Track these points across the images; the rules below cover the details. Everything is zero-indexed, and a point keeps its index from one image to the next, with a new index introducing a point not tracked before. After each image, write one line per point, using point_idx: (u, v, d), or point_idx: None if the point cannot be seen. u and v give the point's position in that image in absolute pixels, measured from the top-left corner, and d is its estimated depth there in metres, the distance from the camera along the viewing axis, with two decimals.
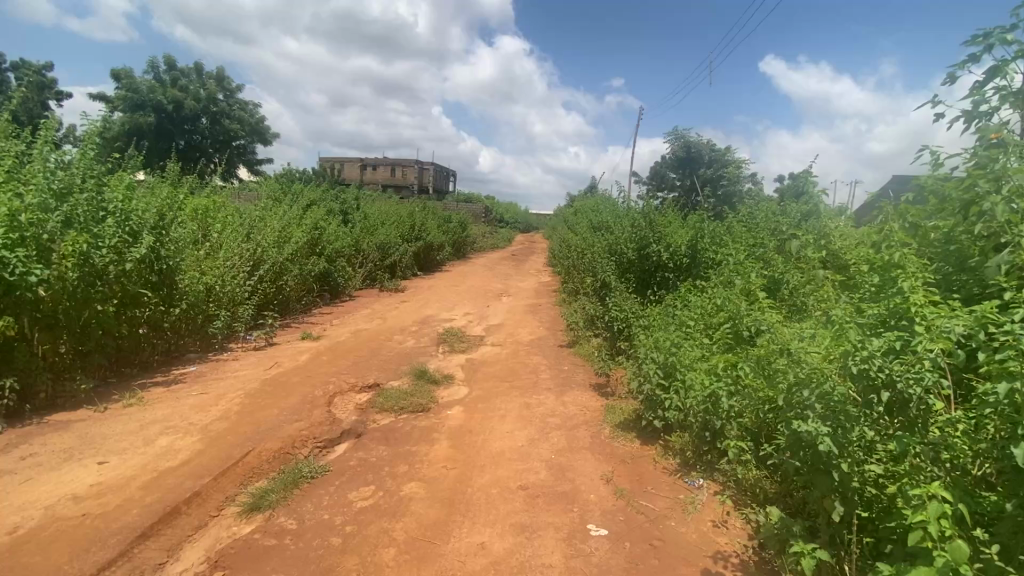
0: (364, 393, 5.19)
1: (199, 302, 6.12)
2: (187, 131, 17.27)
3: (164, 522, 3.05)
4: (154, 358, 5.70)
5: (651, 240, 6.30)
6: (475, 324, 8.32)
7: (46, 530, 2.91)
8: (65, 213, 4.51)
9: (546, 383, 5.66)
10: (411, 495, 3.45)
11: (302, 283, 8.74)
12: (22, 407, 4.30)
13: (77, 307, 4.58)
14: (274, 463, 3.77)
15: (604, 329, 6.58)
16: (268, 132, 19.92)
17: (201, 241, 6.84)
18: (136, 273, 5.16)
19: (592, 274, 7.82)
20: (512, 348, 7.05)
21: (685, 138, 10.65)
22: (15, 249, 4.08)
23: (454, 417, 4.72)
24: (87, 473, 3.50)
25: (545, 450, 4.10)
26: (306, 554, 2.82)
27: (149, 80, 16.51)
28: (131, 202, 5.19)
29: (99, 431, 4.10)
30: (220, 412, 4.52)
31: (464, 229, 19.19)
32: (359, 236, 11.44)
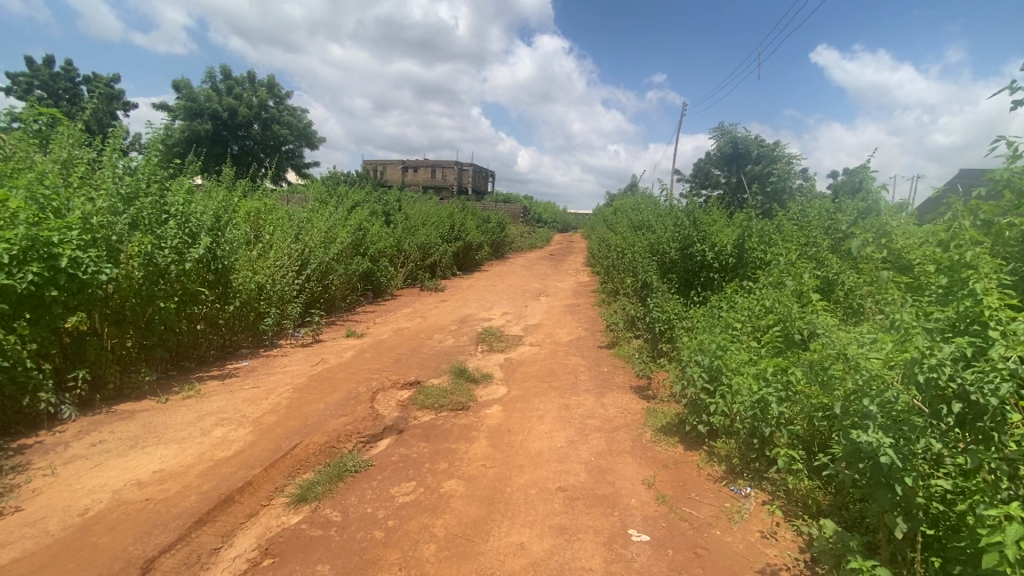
0: (405, 390, 5.29)
1: (251, 300, 6.39)
2: (240, 137, 18.14)
3: (219, 509, 3.20)
4: (210, 352, 6.01)
5: (694, 239, 6.13)
6: (513, 324, 8.33)
7: (114, 512, 3.11)
8: (131, 216, 4.83)
9: (585, 384, 5.61)
10: (452, 492, 3.48)
11: (346, 282, 9.00)
12: (93, 396, 4.62)
13: (142, 304, 4.90)
14: (320, 456, 3.90)
15: (645, 330, 6.45)
16: (315, 137, 20.63)
17: (253, 241, 7.14)
18: (194, 273, 5.46)
19: (633, 274, 7.68)
20: (551, 348, 7.01)
21: (732, 134, 10.32)
22: (88, 250, 4.35)
23: (493, 416, 4.73)
24: (149, 460, 3.72)
25: (584, 452, 4.06)
26: (350, 547, 2.89)
27: (206, 89, 17.42)
28: (190, 206, 5.50)
29: (160, 421, 4.36)
30: (270, 406, 4.72)
31: (502, 229, 19.27)
32: (401, 236, 11.69)
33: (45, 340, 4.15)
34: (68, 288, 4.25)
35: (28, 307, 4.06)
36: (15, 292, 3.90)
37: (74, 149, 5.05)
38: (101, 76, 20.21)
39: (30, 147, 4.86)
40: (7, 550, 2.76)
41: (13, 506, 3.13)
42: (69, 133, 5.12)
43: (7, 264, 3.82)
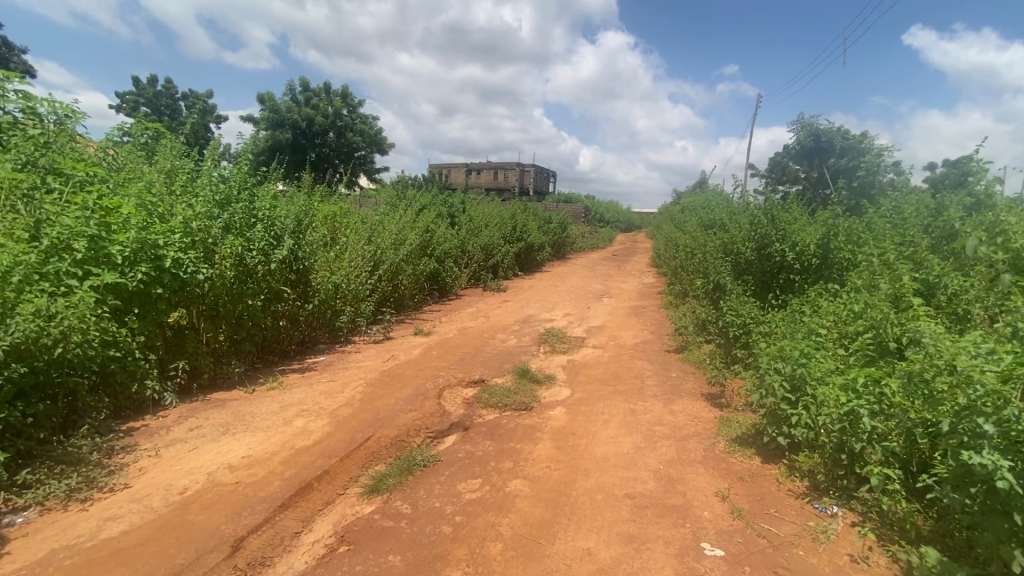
0: (471, 388, 5.39)
1: (329, 299, 6.77)
2: (317, 145, 19.28)
3: (300, 496, 3.41)
4: (291, 347, 6.42)
5: (773, 238, 5.78)
6: (577, 325, 8.25)
7: (209, 493, 3.40)
8: (225, 220, 5.27)
9: (652, 389, 5.44)
10: (517, 492, 3.49)
11: (414, 282, 9.30)
12: (191, 385, 5.05)
13: (233, 301, 5.32)
14: (391, 449, 4.05)
15: (718, 335, 6.16)
16: (385, 142, 21.51)
17: (331, 243, 7.53)
18: (279, 273, 5.87)
19: (704, 275, 7.37)
20: (615, 351, 6.87)
21: (814, 126, 9.65)
22: (188, 252, 4.80)
23: (557, 418, 4.71)
24: (238, 446, 4.02)
25: (652, 459, 3.94)
26: (419, 539, 2.98)
27: (288, 101, 18.67)
28: (275, 210, 5.91)
29: (248, 410, 4.71)
30: (346, 399, 4.96)
31: (564, 230, 19.18)
32: (466, 237, 11.93)
33: (151, 333, 4.61)
34: (170, 286, 4.69)
35: (137, 303, 4.52)
36: (126, 289, 4.36)
37: (177, 160, 5.55)
38: (199, 92, 22.16)
39: (138, 159, 5.40)
40: (119, 523, 3.08)
41: (124, 482, 3.50)
42: (170, 145, 5.64)
43: (121, 264, 4.29)
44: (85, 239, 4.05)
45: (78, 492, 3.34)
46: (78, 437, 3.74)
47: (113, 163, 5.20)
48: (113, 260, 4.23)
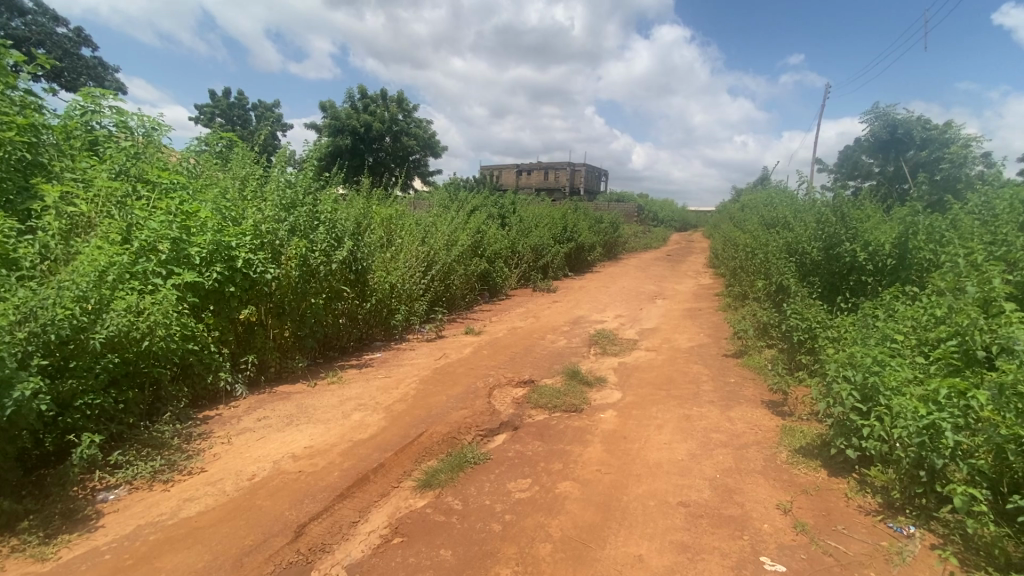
0: (521, 388, 5.41)
1: (385, 298, 7.02)
2: (375, 149, 20.00)
3: (358, 487, 3.55)
4: (350, 344, 6.70)
5: (843, 237, 5.41)
6: (628, 327, 8.09)
7: (275, 480, 3.61)
8: (291, 223, 5.58)
9: (708, 395, 5.25)
10: (567, 494, 3.47)
11: (465, 282, 9.46)
12: (259, 377, 5.38)
13: (298, 300, 5.62)
14: (443, 445, 4.15)
15: (780, 339, 5.86)
16: (439, 145, 22.00)
17: (387, 244, 7.79)
18: (339, 273, 6.16)
19: (765, 276, 7.03)
20: (669, 355, 6.68)
21: (890, 116, 8.99)
22: (258, 253, 5.13)
23: (608, 421, 4.64)
24: (301, 436, 4.25)
25: (708, 467, 3.81)
26: (470, 535, 3.03)
27: (347, 108, 19.50)
28: (336, 213, 6.19)
29: (311, 402, 4.96)
30: (400, 395, 5.13)
31: (615, 230, 18.86)
32: (516, 237, 12.00)
33: (224, 329, 4.95)
34: (241, 285, 5.04)
35: (212, 301, 4.87)
36: (203, 288, 4.71)
37: (248, 166, 5.92)
38: (266, 102, 23.60)
39: (214, 167, 5.82)
40: (196, 504, 3.34)
41: (200, 467, 3.78)
42: (242, 153, 6.04)
43: (199, 264, 4.64)
44: (169, 241, 4.41)
45: (161, 474, 3.64)
46: (161, 423, 4.08)
47: (192, 171, 5.64)
48: (192, 261, 4.58)
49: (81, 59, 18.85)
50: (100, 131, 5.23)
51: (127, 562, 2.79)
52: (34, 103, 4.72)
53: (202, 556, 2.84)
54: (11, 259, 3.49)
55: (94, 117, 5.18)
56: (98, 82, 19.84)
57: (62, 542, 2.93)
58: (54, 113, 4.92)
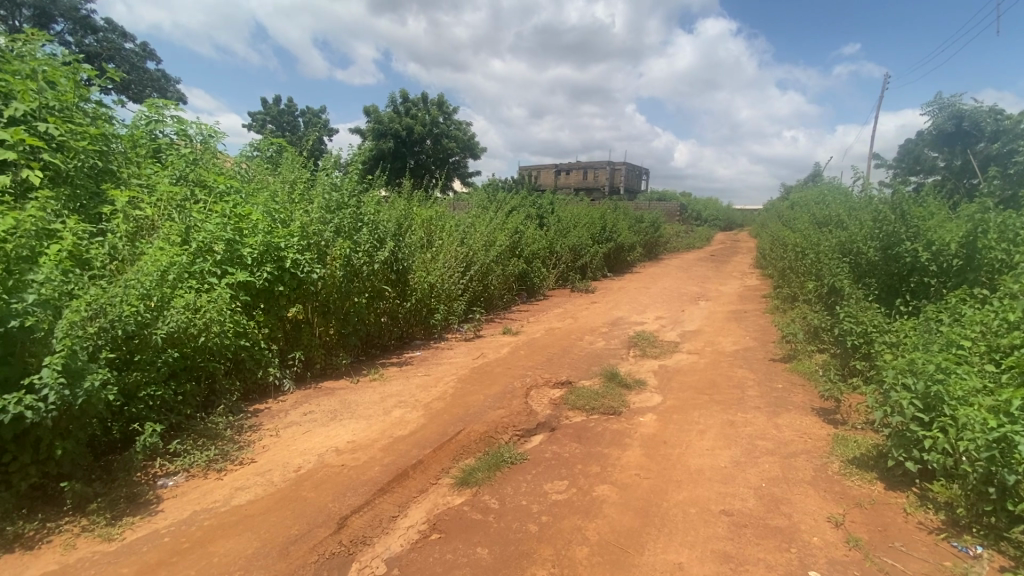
0: (558, 389, 5.38)
1: (425, 297, 7.14)
2: (416, 152, 20.40)
3: (398, 482, 3.63)
4: (391, 342, 6.86)
5: (903, 237, 5.14)
6: (669, 329, 7.90)
7: (320, 472, 3.75)
8: (336, 224, 5.76)
9: (754, 400, 5.06)
10: (604, 497, 3.43)
11: (503, 282, 9.52)
12: (305, 373, 5.59)
13: (342, 299, 5.81)
14: (480, 444, 4.18)
15: (833, 344, 5.58)
16: (478, 147, 22.20)
17: (427, 244, 7.91)
18: (381, 273, 6.32)
19: (817, 277, 6.71)
20: (712, 358, 6.48)
21: (957, 107, 8.44)
22: (306, 253, 5.33)
23: (647, 425, 4.54)
24: (344, 431, 4.38)
25: (753, 476, 3.67)
26: (507, 535, 3.04)
27: (390, 112, 19.98)
28: (379, 215, 6.36)
29: (354, 398, 5.11)
30: (439, 393, 5.21)
31: (656, 230, 18.47)
32: (554, 238, 11.97)
33: (273, 326, 5.18)
34: (290, 284, 5.25)
35: (263, 299, 5.10)
36: (254, 286, 4.94)
37: (296, 170, 6.16)
38: (313, 108, 24.47)
39: (265, 171, 6.09)
40: (247, 492, 3.50)
41: (251, 458, 3.96)
42: (292, 158, 6.29)
43: (251, 264, 4.88)
44: (224, 243, 4.67)
45: (215, 463, 3.84)
46: (216, 415, 4.30)
47: (245, 175, 5.93)
48: (244, 261, 4.82)
49: (146, 72, 20.15)
50: (163, 139, 5.58)
51: (184, 546, 2.96)
52: (105, 115, 5.10)
53: (251, 543, 2.98)
54: (85, 259, 3.78)
55: (158, 126, 5.54)
56: (161, 93, 21.13)
57: (127, 523, 3.13)
58: (123, 123, 5.29)
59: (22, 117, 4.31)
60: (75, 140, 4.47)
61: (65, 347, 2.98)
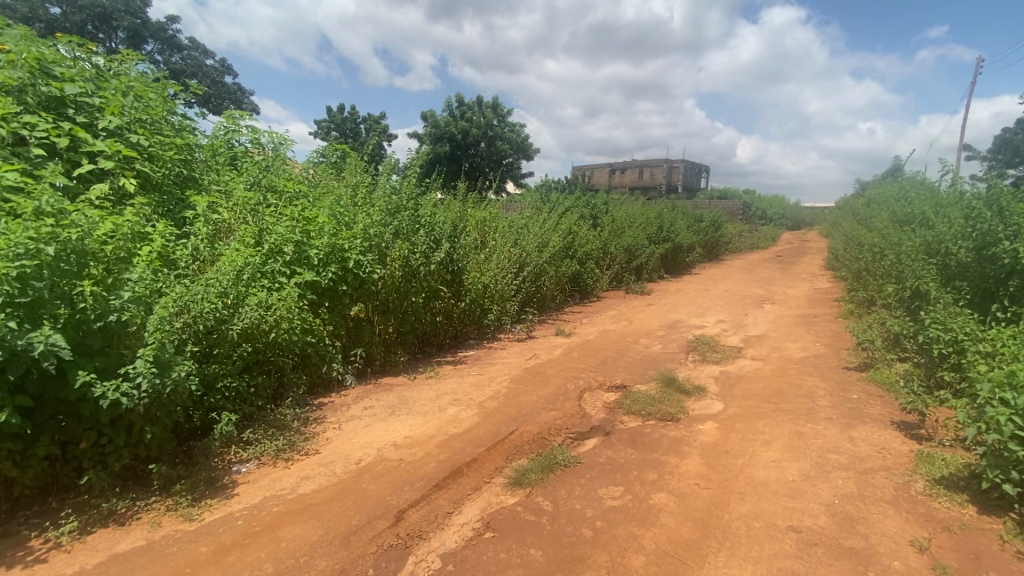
0: (612, 392, 5.28)
1: (479, 298, 7.23)
2: (471, 155, 20.72)
3: (452, 479, 3.69)
4: (446, 340, 7.00)
5: (1001, 236, 4.65)
6: (731, 334, 7.56)
7: (379, 465, 3.88)
8: (395, 227, 5.95)
9: (825, 411, 4.74)
10: (661, 506, 3.33)
11: (556, 283, 9.48)
12: (366, 369, 5.81)
13: (401, 298, 5.98)
14: (533, 445, 4.18)
15: (917, 352, 5.14)
16: (532, 148, 22.24)
17: (481, 245, 8.00)
18: (438, 274, 6.46)
19: (899, 280, 6.21)
20: (779, 365, 6.14)
21: None
22: (367, 255, 5.54)
23: (708, 433, 4.36)
24: (402, 427, 4.51)
25: (824, 491, 3.44)
26: (561, 538, 3.01)
27: (446, 116, 20.41)
28: (435, 217, 6.52)
29: (411, 395, 5.26)
30: (492, 392, 5.25)
31: (717, 229, 17.75)
32: (608, 238, 11.79)
33: (337, 324, 5.42)
34: (353, 284, 5.47)
35: (328, 298, 5.36)
36: (320, 286, 5.19)
37: (359, 174, 6.41)
38: (373, 115, 25.40)
39: (330, 176, 6.39)
40: (312, 482, 3.68)
41: (315, 449, 4.16)
42: (354, 163, 6.56)
43: (317, 265, 5.13)
44: (293, 245, 4.94)
45: (283, 452, 4.06)
46: (285, 407, 4.56)
47: (311, 180, 6.25)
48: (311, 262, 5.08)
49: (225, 86, 21.74)
50: (239, 147, 5.98)
51: (256, 529, 3.15)
52: (189, 126, 5.53)
53: (316, 531, 3.12)
54: (171, 259, 4.10)
55: (235, 135, 5.95)
56: (237, 105, 22.71)
57: (205, 505, 3.37)
58: (204, 134, 5.72)
59: (118, 130, 4.74)
60: (163, 150, 4.91)
61: (156, 339, 3.26)
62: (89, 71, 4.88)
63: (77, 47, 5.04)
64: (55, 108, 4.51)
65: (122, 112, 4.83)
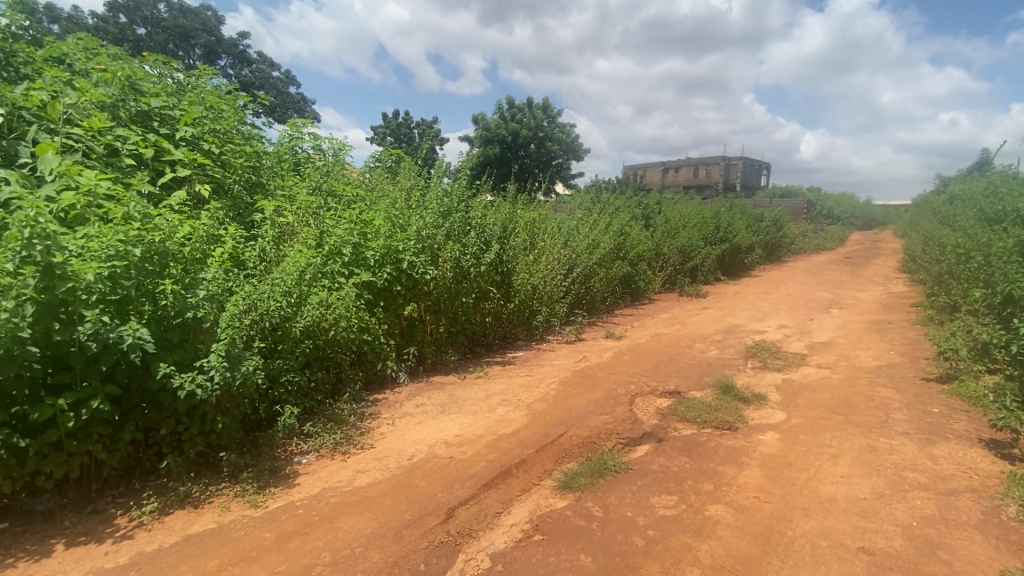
0: (665, 398, 5.13)
1: (528, 299, 7.24)
2: (520, 157, 20.79)
3: (501, 479, 3.71)
4: (495, 341, 7.05)
5: None
6: (795, 340, 7.16)
7: (430, 462, 3.96)
8: (447, 229, 6.07)
9: (901, 425, 4.40)
10: (718, 518, 3.19)
11: (607, 285, 9.34)
12: (418, 367, 5.94)
13: (452, 299, 6.09)
14: (583, 449, 4.13)
15: (1010, 364, 4.67)
16: (581, 149, 22.09)
17: (531, 247, 8.01)
18: (488, 275, 6.52)
19: (988, 285, 5.67)
20: (847, 374, 5.76)
21: None
22: (420, 256, 5.68)
23: (769, 444, 4.15)
24: (452, 425, 4.59)
25: (900, 511, 3.19)
26: (612, 545, 2.95)
27: (496, 119, 20.59)
28: (485, 219, 6.59)
29: (461, 394, 5.33)
30: (541, 394, 5.24)
31: (779, 230, 16.90)
32: (660, 239, 11.50)
33: (391, 323, 5.59)
34: (406, 284, 5.62)
35: (383, 298, 5.53)
36: (376, 286, 5.37)
37: (413, 177, 6.58)
38: (426, 120, 26.01)
39: (385, 180, 6.60)
40: (367, 475, 3.81)
41: (370, 443, 4.31)
42: (409, 167, 6.74)
43: (373, 266, 5.31)
44: (351, 246, 5.14)
45: (341, 446, 4.22)
46: (342, 401, 4.75)
47: (368, 184, 6.48)
48: (367, 262, 5.26)
49: (289, 96, 22.98)
50: (302, 154, 6.29)
51: (315, 518, 3.30)
52: (257, 135, 5.89)
53: (370, 523, 3.22)
54: (241, 260, 4.37)
55: (298, 142, 6.26)
56: (300, 114, 23.94)
57: (269, 493, 3.56)
58: (270, 142, 6.06)
59: (195, 140, 5.11)
60: (234, 158, 5.26)
61: (227, 335, 3.48)
62: (171, 86, 5.30)
63: (162, 64, 5.49)
64: (142, 121, 4.92)
65: (198, 123, 5.20)
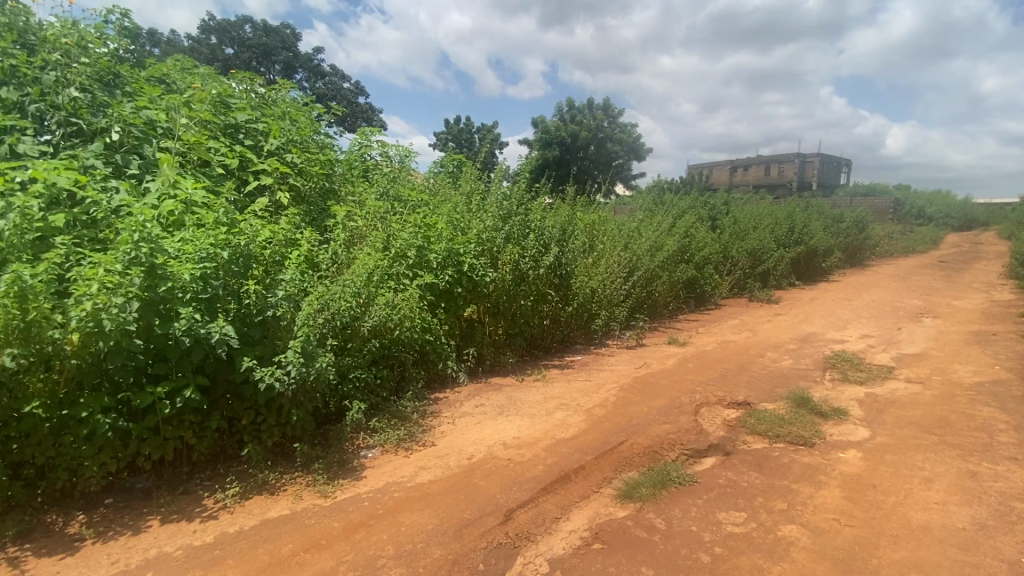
0: (733, 409, 4.89)
1: (586, 302, 7.17)
2: (580, 158, 20.61)
3: (560, 484, 3.69)
4: (553, 344, 7.02)
5: None
6: (880, 351, 6.60)
7: (488, 463, 4.00)
8: (506, 231, 6.13)
9: (1009, 449, 3.94)
10: (792, 539, 3.00)
11: (670, 289, 9.05)
12: (477, 368, 6.03)
13: (510, 301, 6.13)
14: (645, 458, 4.02)
15: None
16: (642, 149, 21.65)
17: (590, 249, 7.93)
18: (547, 278, 6.51)
19: None
20: (942, 390, 5.23)
21: None
22: (481, 258, 5.77)
23: (850, 463, 3.85)
24: (511, 427, 4.61)
25: (1007, 546, 2.85)
26: (675, 560, 2.85)
27: (556, 121, 20.53)
28: (545, 222, 6.59)
29: (519, 396, 5.35)
30: (600, 400, 5.15)
31: (861, 231, 15.66)
32: (728, 241, 10.99)
33: (452, 324, 5.71)
34: (467, 286, 5.72)
35: (445, 299, 5.66)
36: (438, 288, 5.50)
37: (473, 181, 6.70)
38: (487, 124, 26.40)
39: (447, 184, 6.77)
40: (428, 472, 3.91)
41: (431, 441, 4.42)
42: (470, 171, 6.87)
43: (436, 268, 5.45)
44: (415, 249, 5.29)
45: (403, 442, 4.36)
46: (405, 399, 4.91)
47: (431, 189, 6.67)
48: (431, 265, 5.40)
49: (358, 106, 24.08)
50: (371, 160, 6.58)
51: (380, 511, 3.42)
52: (330, 143, 6.22)
53: (431, 520, 3.30)
54: (315, 262, 4.62)
55: (367, 150, 6.55)
56: (368, 122, 25.06)
57: (338, 484, 3.74)
58: (342, 150, 6.39)
59: (276, 150, 5.49)
60: (310, 166, 5.59)
61: (303, 333, 3.70)
62: (255, 100, 5.73)
63: (247, 80, 5.94)
64: (230, 133, 5.34)
65: (279, 135, 5.58)
